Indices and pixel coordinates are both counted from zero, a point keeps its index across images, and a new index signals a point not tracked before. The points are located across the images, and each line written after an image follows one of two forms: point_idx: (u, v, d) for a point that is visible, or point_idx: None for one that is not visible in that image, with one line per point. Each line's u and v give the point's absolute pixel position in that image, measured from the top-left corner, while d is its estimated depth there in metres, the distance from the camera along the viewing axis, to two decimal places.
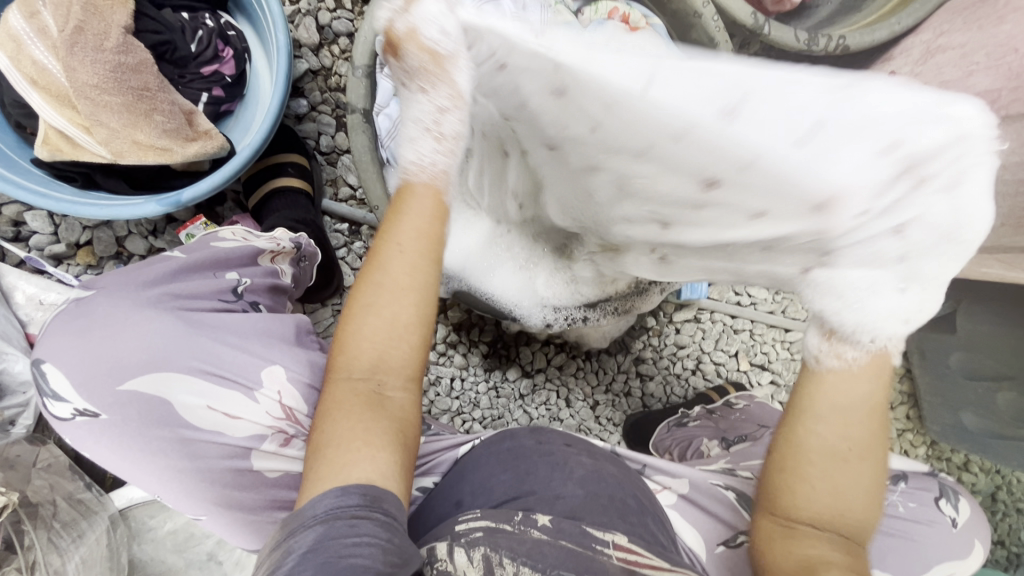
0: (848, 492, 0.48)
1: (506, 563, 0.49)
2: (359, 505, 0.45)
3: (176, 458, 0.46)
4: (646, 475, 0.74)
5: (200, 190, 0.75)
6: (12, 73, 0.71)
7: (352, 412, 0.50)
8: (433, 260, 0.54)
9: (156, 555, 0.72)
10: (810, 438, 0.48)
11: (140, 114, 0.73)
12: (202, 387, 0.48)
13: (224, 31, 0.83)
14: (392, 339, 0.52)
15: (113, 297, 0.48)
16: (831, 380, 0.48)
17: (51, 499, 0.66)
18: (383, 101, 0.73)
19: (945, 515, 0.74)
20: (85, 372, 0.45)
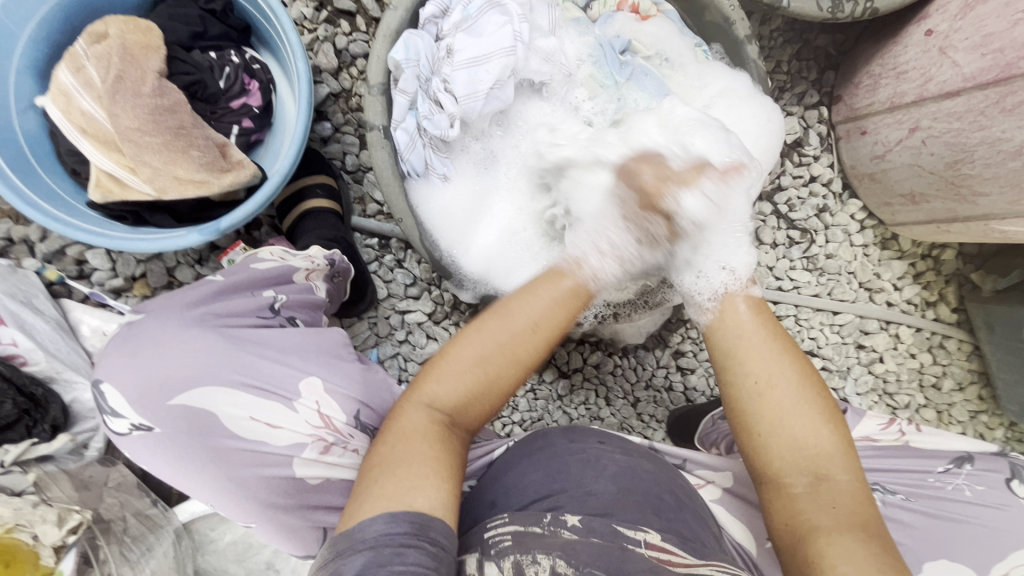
0: (793, 426, 0.60)
1: (541, 560, 0.49)
2: (405, 534, 0.45)
3: (227, 464, 0.48)
4: (686, 468, 0.73)
5: (236, 218, 0.79)
6: (65, 125, 0.78)
7: (422, 440, 0.53)
8: (549, 344, 0.61)
9: (218, 565, 0.74)
10: (744, 379, 0.62)
11: (178, 151, 0.78)
12: (242, 399, 0.50)
13: (249, 65, 0.87)
14: (487, 389, 0.57)
15: (160, 319, 0.52)
16: (731, 327, 0.66)
17: (122, 516, 0.69)
18: (400, 116, 0.76)
19: (1018, 497, 0.68)
20: (141, 388, 0.48)
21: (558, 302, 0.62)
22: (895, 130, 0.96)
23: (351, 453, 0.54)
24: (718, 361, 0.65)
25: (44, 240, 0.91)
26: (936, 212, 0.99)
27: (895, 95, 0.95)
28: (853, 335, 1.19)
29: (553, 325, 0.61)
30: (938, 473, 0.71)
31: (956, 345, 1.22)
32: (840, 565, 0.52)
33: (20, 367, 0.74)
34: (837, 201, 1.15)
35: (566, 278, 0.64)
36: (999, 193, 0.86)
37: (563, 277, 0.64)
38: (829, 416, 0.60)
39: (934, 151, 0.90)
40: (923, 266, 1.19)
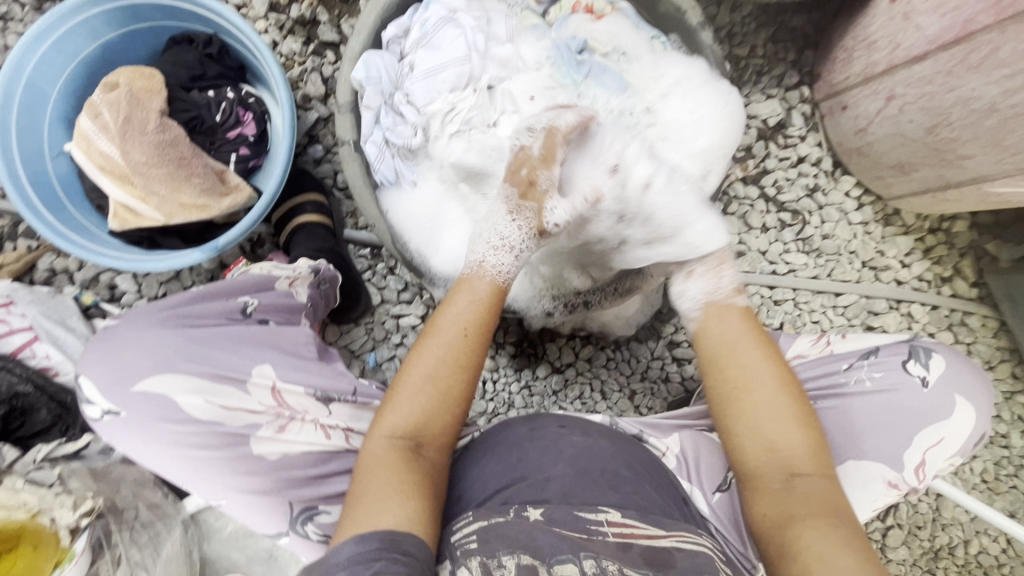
0: (766, 424, 0.64)
1: (506, 562, 0.52)
2: (376, 549, 0.50)
3: (183, 444, 0.54)
4: (644, 438, 0.79)
5: (232, 236, 0.88)
6: (88, 165, 0.89)
7: (388, 470, 0.57)
8: (484, 340, 0.66)
9: (221, 552, 0.81)
10: (724, 382, 0.68)
11: (181, 179, 0.88)
12: (200, 384, 0.56)
13: (243, 100, 0.97)
14: (441, 403, 0.62)
15: (130, 319, 0.59)
16: (714, 332, 0.70)
17: (134, 505, 0.75)
18: (368, 131, 0.83)
19: (913, 376, 0.72)
20: (111, 378, 0.55)
21: (474, 301, 0.66)
22: (873, 101, 0.94)
23: (308, 426, 0.60)
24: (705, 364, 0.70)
25: (81, 269, 1.04)
26: (928, 181, 0.95)
27: (868, 66, 0.93)
28: (861, 317, 1.14)
29: (479, 324, 0.65)
30: (843, 371, 0.75)
31: (980, 322, 1.14)
32: (814, 547, 0.55)
33: (50, 377, 0.83)
34: (829, 179, 1.12)
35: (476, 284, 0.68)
36: (982, 153, 0.83)
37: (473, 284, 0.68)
38: (804, 415, 0.65)
39: (912, 118, 0.88)
40: (932, 241, 1.13)
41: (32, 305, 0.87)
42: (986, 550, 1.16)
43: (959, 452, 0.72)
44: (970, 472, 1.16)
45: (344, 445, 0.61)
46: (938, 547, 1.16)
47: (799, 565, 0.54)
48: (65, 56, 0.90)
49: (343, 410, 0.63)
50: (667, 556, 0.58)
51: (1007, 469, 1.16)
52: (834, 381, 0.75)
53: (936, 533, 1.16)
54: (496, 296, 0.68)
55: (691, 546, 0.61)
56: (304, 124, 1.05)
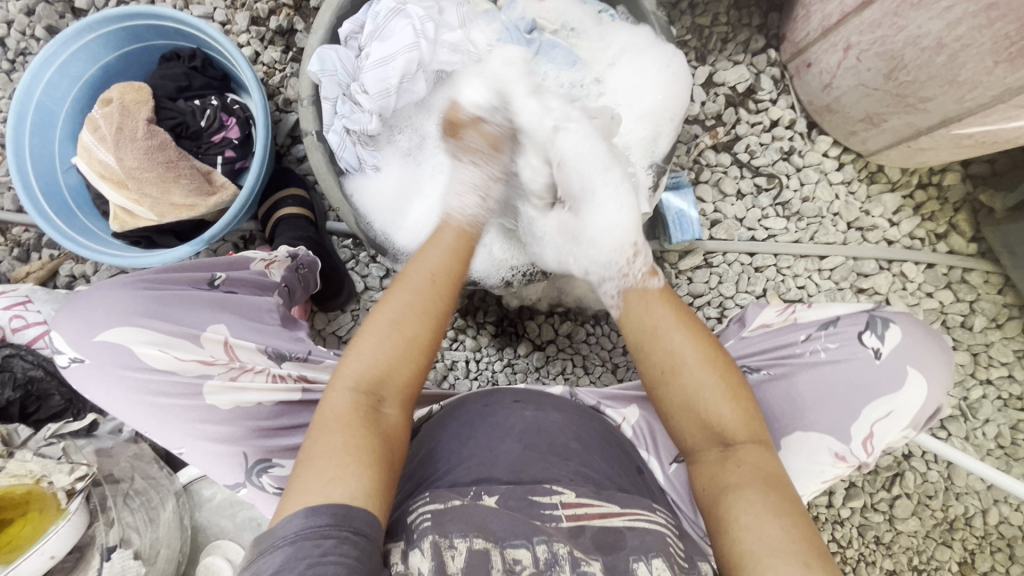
0: (698, 404, 0.60)
1: (457, 543, 0.51)
2: (326, 524, 0.48)
3: (144, 392, 0.59)
4: (601, 409, 0.78)
5: (216, 230, 0.95)
6: (90, 174, 0.98)
7: (344, 417, 0.57)
8: (450, 291, 0.68)
9: (215, 519, 0.87)
10: (653, 364, 0.64)
11: (170, 181, 0.96)
12: (156, 336, 0.60)
13: (227, 106, 1.04)
14: (408, 347, 0.62)
15: (100, 281, 0.64)
16: (638, 310, 0.68)
17: (131, 475, 0.82)
18: (329, 121, 0.88)
19: (865, 348, 0.65)
20: (77, 330, 0.60)
21: (449, 251, 0.71)
22: (833, 53, 0.92)
23: (259, 378, 0.64)
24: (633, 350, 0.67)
25: (96, 272, 1.13)
26: (899, 130, 0.93)
27: (824, 19, 0.92)
28: (850, 279, 1.10)
29: (447, 272, 0.68)
30: (800, 342, 0.69)
31: (983, 278, 1.09)
32: (744, 516, 0.54)
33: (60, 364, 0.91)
34: (805, 141, 1.10)
35: (445, 232, 0.73)
36: (942, 93, 0.81)
37: (444, 233, 0.73)
38: (733, 390, 0.61)
39: (870, 66, 0.87)
40: (923, 196, 1.09)
41: (47, 303, 0.96)
42: (1008, 520, 1.09)
43: (912, 424, 0.66)
44: (983, 437, 1.10)
45: (298, 396, 0.65)
46: (953, 517, 1.10)
47: (731, 540, 0.53)
48: (68, 79, 1.00)
49: (295, 365, 0.67)
50: (618, 537, 0.55)
51: None
52: (789, 352, 0.69)
53: (950, 503, 1.09)
54: (469, 245, 0.73)
55: (643, 525, 0.58)
56: (285, 125, 1.12)
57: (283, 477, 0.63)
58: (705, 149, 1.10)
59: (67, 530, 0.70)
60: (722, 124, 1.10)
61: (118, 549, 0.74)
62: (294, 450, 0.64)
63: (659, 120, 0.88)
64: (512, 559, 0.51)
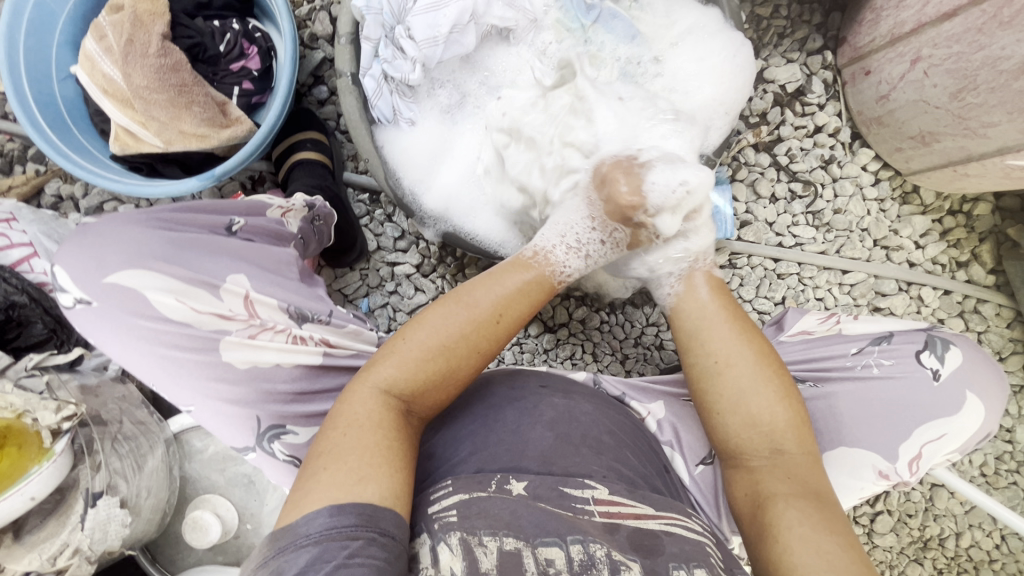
0: (752, 404, 0.60)
1: (488, 542, 0.49)
2: (353, 526, 0.46)
3: (156, 343, 0.54)
4: (626, 401, 0.76)
5: (229, 166, 0.88)
6: (91, 87, 0.89)
7: (371, 423, 0.53)
8: (510, 333, 0.61)
9: (202, 472, 0.83)
10: (704, 358, 0.64)
11: (181, 107, 0.88)
12: (173, 285, 0.55)
13: (249, 33, 0.96)
14: (448, 375, 0.58)
15: (108, 217, 0.57)
16: (694, 309, 0.67)
17: (119, 419, 0.77)
18: (366, 64, 0.80)
19: (925, 368, 0.68)
20: (82, 268, 0.53)
21: (521, 294, 0.62)
22: (898, 64, 0.89)
23: (280, 338, 0.59)
24: (682, 339, 0.66)
25: (86, 196, 1.04)
26: (949, 153, 0.91)
27: (895, 26, 0.89)
28: (868, 297, 1.10)
29: (516, 317, 0.61)
30: (851, 356, 0.72)
31: (995, 310, 1.09)
32: (795, 527, 0.53)
33: (46, 292, 0.85)
34: (847, 151, 1.07)
35: (530, 270, 0.65)
36: (1008, 121, 0.79)
37: (528, 269, 0.65)
38: (786, 393, 0.61)
39: (937, 83, 0.84)
40: (951, 222, 1.08)
41: (33, 223, 0.88)
42: (978, 544, 1.13)
43: (959, 447, 0.69)
44: (969, 464, 1.12)
45: (319, 359, 0.62)
46: (928, 537, 1.13)
47: (781, 547, 0.53)
48: None
49: (316, 328, 0.63)
50: (656, 542, 0.54)
51: (1008, 463, 1.12)
52: (838, 363, 0.72)
53: (927, 523, 1.13)
54: (540, 286, 0.64)
55: (680, 530, 0.57)
56: (309, 64, 1.03)
57: (297, 445, 0.60)
58: (746, 147, 1.07)
59: (50, 471, 0.65)
60: (766, 123, 1.06)
61: (104, 495, 0.69)
62: (308, 417, 0.61)
63: (713, 112, 0.84)
64: (546, 560, 0.49)
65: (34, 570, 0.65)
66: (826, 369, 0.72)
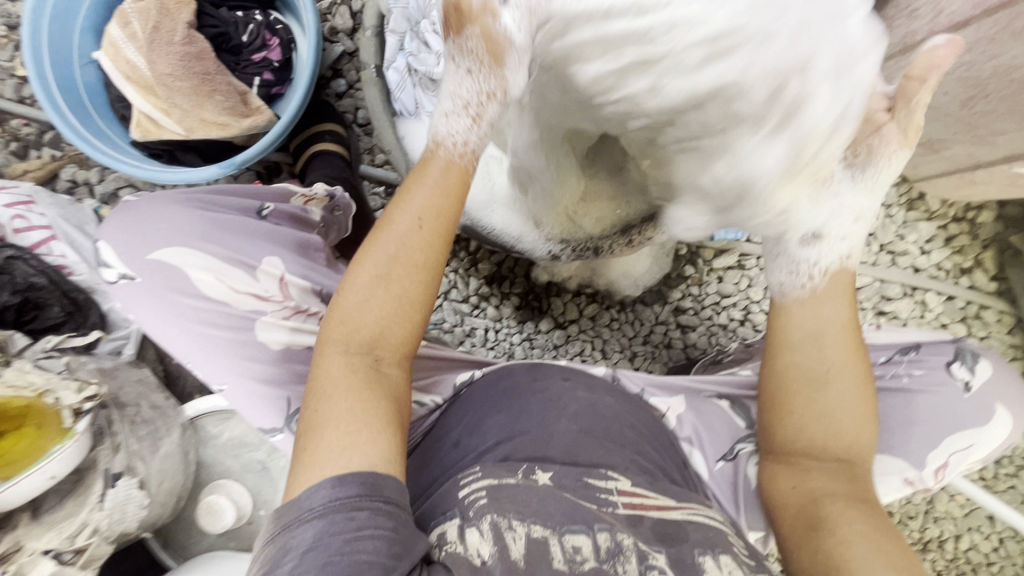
0: (842, 419, 0.62)
1: (517, 525, 0.50)
2: (357, 496, 0.46)
3: (193, 320, 0.56)
4: (645, 398, 0.76)
5: (250, 154, 0.88)
6: (114, 73, 0.90)
7: (340, 383, 0.52)
8: (444, 233, 0.54)
9: (217, 458, 0.83)
10: (802, 369, 0.62)
11: (204, 95, 0.89)
12: (213, 264, 0.57)
13: (272, 25, 0.96)
14: (398, 310, 0.53)
15: (150, 197, 0.59)
16: (810, 317, 0.63)
17: (137, 401, 0.77)
18: (392, 57, 0.83)
19: (956, 379, 0.70)
20: (127, 246, 0.56)
21: (436, 188, 0.53)
22: (909, 72, 0.92)
23: (312, 320, 0.60)
24: (776, 343, 0.64)
25: (102, 182, 1.05)
26: (957, 160, 0.93)
27: (907, 35, 0.91)
28: (873, 301, 1.12)
29: (439, 210, 0.53)
30: (880, 364, 0.74)
31: (996, 317, 1.11)
32: (846, 526, 0.58)
33: (65, 275, 0.85)
34: None
35: (435, 163, 0.55)
36: (1016, 129, 0.81)
37: (434, 161, 0.55)
38: (869, 412, 0.62)
39: (948, 90, 0.86)
40: (956, 229, 1.10)
41: (51, 207, 0.88)
42: (977, 547, 1.15)
43: (982, 459, 0.71)
44: (969, 468, 1.14)
45: None
46: (928, 539, 1.15)
47: (836, 539, 0.58)
48: None
49: None
50: (679, 529, 0.56)
51: (1007, 468, 1.14)
52: (869, 373, 0.73)
53: (927, 526, 1.14)
54: (460, 165, 0.55)
55: (701, 520, 0.59)
56: (329, 56, 1.04)
57: None
58: None
59: (71, 451, 0.65)
60: None
61: (123, 476, 0.70)
62: None
63: None
64: (572, 547, 0.50)
65: (54, 550, 0.64)
66: None
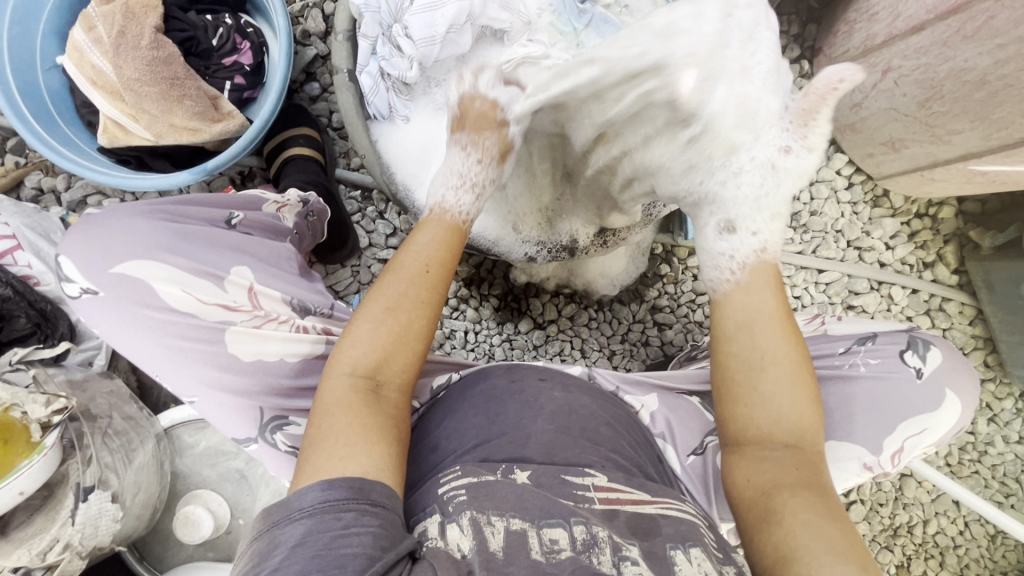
0: (780, 402, 0.63)
1: (496, 521, 0.51)
2: (344, 498, 0.48)
3: (162, 333, 0.55)
4: (621, 395, 0.78)
5: (221, 160, 0.87)
6: (79, 78, 0.88)
7: (341, 403, 0.55)
8: (445, 279, 0.64)
9: (194, 468, 0.82)
10: (750, 355, 0.65)
11: (173, 100, 0.87)
12: (178, 276, 0.56)
13: (242, 28, 0.95)
14: (400, 338, 0.59)
15: (112, 207, 0.58)
16: (745, 308, 0.67)
17: (109, 414, 0.76)
18: (364, 61, 0.83)
19: (909, 366, 0.73)
20: (88, 258, 0.55)
21: (436, 240, 0.66)
22: (870, 74, 0.95)
23: (284, 329, 0.60)
24: (727, 334, 0.67)
25: (69, 189, 1.02)
26: (917, 159, 0.96)
27: (868, 38, 0.94)
28: (842, 296, 1.15)
29: (440, 261, 0.64)
30: (839, 355, 0.76)
31: (958, 309, 1.15)
32: (799, 516, 0.55)
33: (31, 285, 0.83)
34: (822, 156, 1.12)
35: (436, 220, 0.69)
36: (971, 129, 0.84)
37: (432, 221, 0.69)
38: (815, 401, 0.64)
39: (907, 92, 0.89)
40: (919, 225, 1.14)
41: (15, 216, 0.86)
42: (944, 531, 1.19)
43: (936, 442, 0.74)
44: (935, 455, 1.18)
45: (322, 350, 0.62)
46: (897, 525, 1.19)
47: (784, 527, 0.55)
48: None
49: (318, 320, 0.64)
50: (652, 524, 0.57)
51: (971, 454, 1.18)
52: (828, 362, 0.76)
53: (897, 512, 1.18)
54: (458, 231, 0.68)
55: (675, 513, 0.60)
56: (302, 60, 1.04)
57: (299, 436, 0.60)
58: None
59: (39, 465, 0.63)
60: None
61: (95, 490, 0.68)
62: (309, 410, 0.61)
63: None
64: (550, 539, 0.51)
65: (23, 566, 0.63)
66: (818, 367, 0.76)
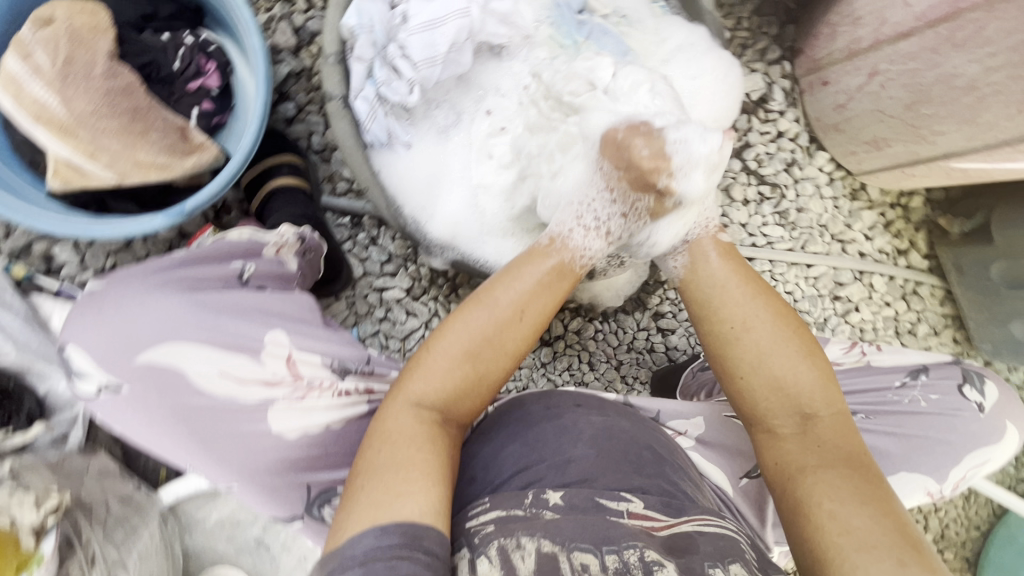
0: (774, 364, 0.63)
1: (525, 543, 0.51)
2: (395, 545, 0.46)
3: (193, 421, 0.53)
4: (662, 420, 0.78)
5: (200, 200, 0.78)
6: (18, 114, 0.75)
7: (408, 435, 0.53)
8: (535, 333, 0.61)
9: (208, 544, 0.77)
10: (721, 325, 0.66)
11: (136, 135, 0.77)
12: (211, 354, 0.54)
13: (204, 47, 0.86)
14: (476, 382, 0.57)
15: (122, 283, 0.55)
16: (705, 278, 0.68)
17: (104, 499, 0.69)
18: (359, 86, 0.76)
19: (971, 402, 0.77)
20: (106, 349, 0.52)
21: (540, 286, 0.61)
22: (855, 77, 0.98)
23: (327, 396, 0.58)
24: (697, 309, 0.68)
25: (8, 237, 0.89)
26: (898, 156, 1.01)
27: (852, 41, 0.96)
28: (828, 288, 1.20)
29: (538, 311, 0.61)
30: (896, 388, 0.78)
31: (929, 291, 1.23)
32: (826, 503, 0.56)
33: None
34: (805, 154, 1.15)
35: (551, 258, 0.64)
36: (956, 129, 0.88)
37: (547, 257, 0.64)
38: (808, 352, 0.63)
39: (892, 95, 0.93)
40: (893, 215, 1.20)
41: None
42: None
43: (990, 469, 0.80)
44: None
45: (365, 410, 0.60)
46: None
47: (819, 515, 0.55)
48: None
49: (360, 379, 0.61)
50: (689, 542, 0.56)
51: None
52: (885, 399, 0.77)
53: None
54: (564, 272, 0.64)
55: (712, 530, 0.58)
56: (273, 78, 0.95)
57: None
58: None
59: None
60: (734, 129, 1.13)
61: None
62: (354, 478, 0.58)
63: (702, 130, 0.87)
64: (580, 564, 0.50)
65: None
66: (877, 403, 0.77)
